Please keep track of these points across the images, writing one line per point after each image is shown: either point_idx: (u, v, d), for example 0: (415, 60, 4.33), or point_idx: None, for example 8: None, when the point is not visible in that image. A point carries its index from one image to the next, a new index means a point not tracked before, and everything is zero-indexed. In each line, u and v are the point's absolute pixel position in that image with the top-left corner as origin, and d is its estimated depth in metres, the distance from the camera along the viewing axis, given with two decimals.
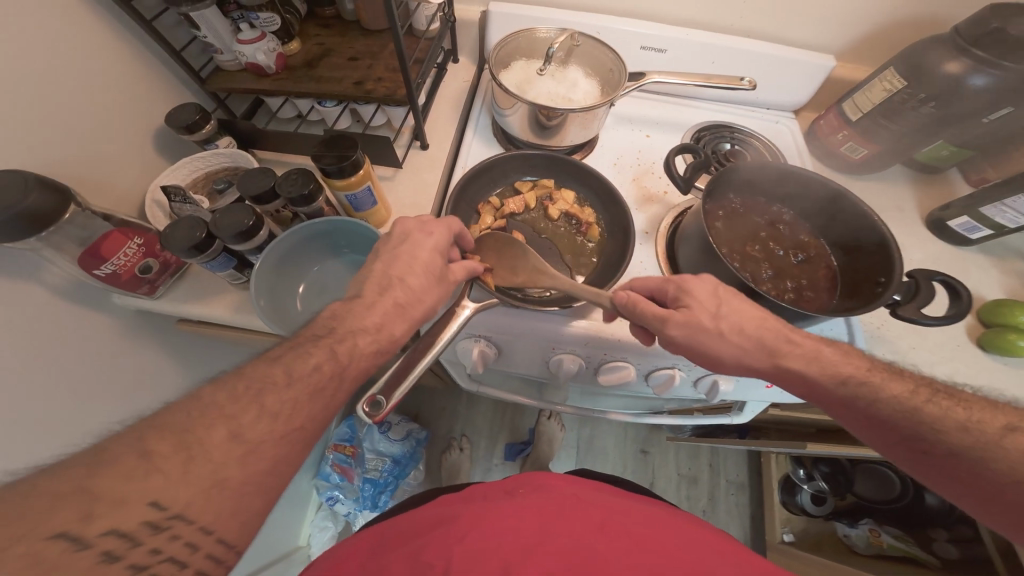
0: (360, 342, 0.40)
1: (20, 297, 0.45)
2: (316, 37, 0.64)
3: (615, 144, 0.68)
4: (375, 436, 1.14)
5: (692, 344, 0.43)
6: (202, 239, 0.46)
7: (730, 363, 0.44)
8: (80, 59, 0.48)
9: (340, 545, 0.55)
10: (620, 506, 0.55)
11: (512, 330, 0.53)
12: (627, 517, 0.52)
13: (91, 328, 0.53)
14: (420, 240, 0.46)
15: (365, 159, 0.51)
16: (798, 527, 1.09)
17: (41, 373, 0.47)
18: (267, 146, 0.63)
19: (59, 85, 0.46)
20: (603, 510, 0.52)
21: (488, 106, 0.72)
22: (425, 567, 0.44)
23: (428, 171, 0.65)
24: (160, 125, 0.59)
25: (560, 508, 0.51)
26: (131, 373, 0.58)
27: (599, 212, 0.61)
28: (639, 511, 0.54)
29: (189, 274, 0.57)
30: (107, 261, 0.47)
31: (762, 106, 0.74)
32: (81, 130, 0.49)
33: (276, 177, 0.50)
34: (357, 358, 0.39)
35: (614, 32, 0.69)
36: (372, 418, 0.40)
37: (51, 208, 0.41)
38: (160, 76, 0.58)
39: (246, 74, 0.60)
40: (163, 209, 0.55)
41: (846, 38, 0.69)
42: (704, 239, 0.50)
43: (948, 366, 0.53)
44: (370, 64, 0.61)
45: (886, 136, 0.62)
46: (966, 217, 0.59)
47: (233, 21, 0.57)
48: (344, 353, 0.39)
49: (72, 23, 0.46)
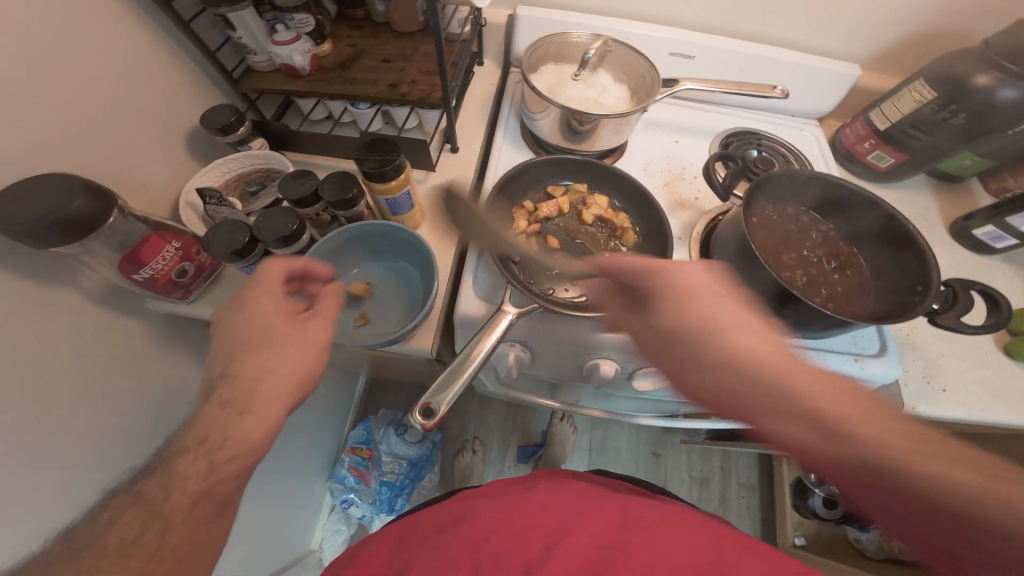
0: None
1: (59, 303, 0.44)
2: (348, 38, 0.63)
3: (645, 149, 0.68)
4: (392, 438, 1.16)
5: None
6: (245, 244, 0.46)
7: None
8: (116, 60, 0.47)
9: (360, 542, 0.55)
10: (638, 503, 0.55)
11: (549, 335, 0.53)
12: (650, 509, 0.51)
13: (126, 332, 0.52)
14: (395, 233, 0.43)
15: (406, 163, 0.51)
16: (809, 531, 1.09)
17: (80, 379, 0.46)
18: (299, 148, 0.62)
19: (96, 87, 0.45)
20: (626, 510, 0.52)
21: (517, 110, 0.72)
22: (450, 565, 0.44)
23: (459, 175, 0.65)
24: (193, 126, 0.58)
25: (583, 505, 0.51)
26: (163, 379, 0.58)
27: (632, 217, 0.62)
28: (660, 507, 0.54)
29: (223, 277, 0.56)
30: (145, 266, 0.46)
31: (788, 114, 0.75)
32: (117, 131, 0.48)
33: (316, 181, 0.50)
34: None
35: (643, 38, 0.69)
36: (423, 426, 0.40)
37: (95, 213, 0.40)
38: (193, 76, 0.57)
39: (279, 74, 0.59)
40: (196, 210, 0.54)
41: (871, 47, 0.70)
42: (744, 246, 0.50)
43: (977, 374, 0.53)
44: (403, 66, 0.60)
45: (914, 146, 0.63)
46: (990, 226, 0.60)
47: (268, 22, 0.56)
48: None
49: (111, 24, 0.46)
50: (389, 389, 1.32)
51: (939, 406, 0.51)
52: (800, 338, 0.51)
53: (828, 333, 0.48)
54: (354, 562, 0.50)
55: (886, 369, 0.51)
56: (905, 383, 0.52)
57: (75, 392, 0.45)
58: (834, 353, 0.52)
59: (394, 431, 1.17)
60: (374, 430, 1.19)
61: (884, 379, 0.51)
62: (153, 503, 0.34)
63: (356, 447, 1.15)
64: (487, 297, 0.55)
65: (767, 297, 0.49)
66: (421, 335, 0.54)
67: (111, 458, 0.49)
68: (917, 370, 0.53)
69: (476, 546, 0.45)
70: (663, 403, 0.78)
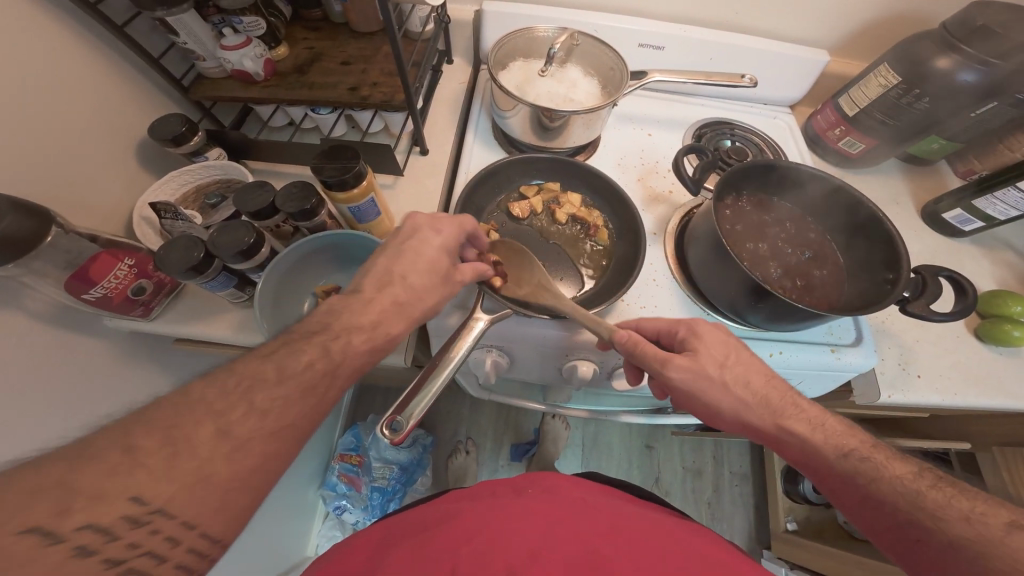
0: (371, 335, 0.39)
1: (4, 327, 0.42)
2: (304, 40, 0.61)
3: (618, 143, 0.67)
4: (381, 444, 1.12)
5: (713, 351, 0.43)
6: (200, 260, 0.44)
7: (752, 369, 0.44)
8: (50, 70, 0.44)
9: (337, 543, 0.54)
10: (625, 511, 0.54)
11: (525, 339, 0.52)
12: (634, 522, 0.50)
13: (84, 355, 0.50)
14: (431, 238, 0.44)
15: (368, 168, 0.49)
16: (801, 516, 1.11)
17: (34, 406, 0.44)
18: (259, 156, 0.60)
19: (29, 100, 0.42)
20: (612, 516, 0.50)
21: (487, 108, 0.70)
22: (430, 562, 0.43)
23: (429, 178, 0.63)
24: (142, 136, 0.55)
25: (569, 510, 0.50)
26: (127, 400, 0.56)
27: (607, 215, 0.61)
28: (646, 517, 0.53)
29: (185, 293, 0.55)
30: (96, 285, 0.44)
31: (760, 102, 0.74)
32: (58, 143, 0.45)
33: (274, 191, 0.48)
34: (346, 357, 0.37)
35: (611, 30, 0.68)
36: (391, 440, 0.38)
37: (28, 233, 0.38)
38: (140, 86, 0.54)
39: (233, 81, 0.56)
40: (153, 226, 0.52)
41: (839, 33, 0.70)
42: (716, 240, 0.49)
43: (951, 358, 0.54)
44: (364, 68, 0.58)
45: (884, 131, 0.63)
46: (959, 210, 0.60)
47: (215, 26, 0.54)
48: (351, 355, 0.37)
49: (42, 31, 0.43)
50: (378, 395, 1.31)
51: (915, 392, 0.52)
52: (775, 330, 0.51)
53: (802, 325, 0.48)
54: (333, 560, 0.49)
55: (861, 358, 0.51)
56: (881, 370, 0.53)
57: (29, 421, 0.43)
58: (810, 344, 0.52)
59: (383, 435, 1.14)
60: (363, 435, 1.17)
61: (861, 368, 0.51)
62: None
63: (345, 454, 1.13)
64: (461, 303, 0.53)
65: (740, 290, 0.49)
66: (395, 344, 0.53)
67: None
68: (892, 357, 0.53)
69: (457, 548, 0.44)
70: (649, 399, 0.76)
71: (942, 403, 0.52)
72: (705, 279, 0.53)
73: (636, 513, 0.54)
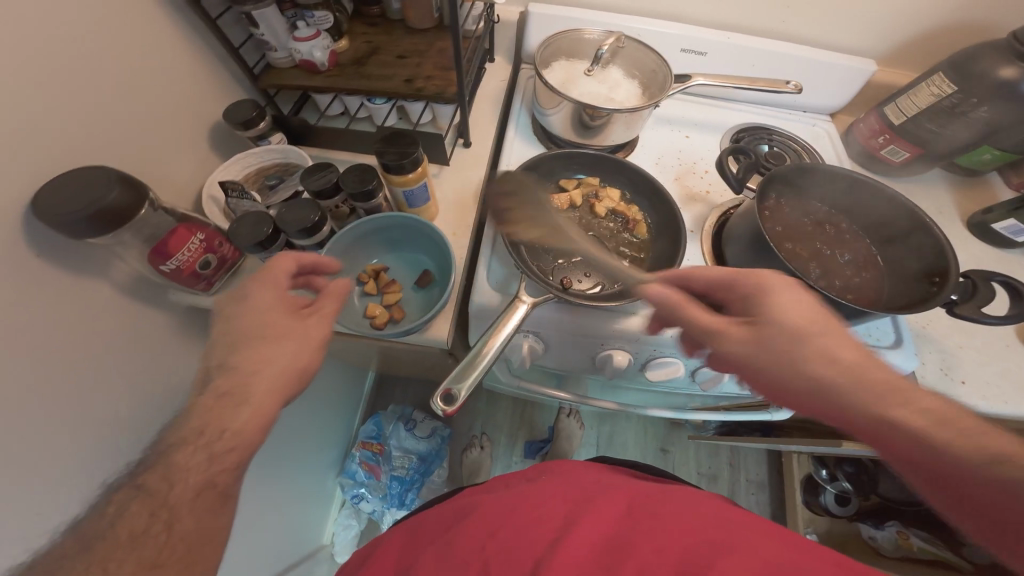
0: None
1: (90, 292, 0.45)
2: (363, 35, 0.64)
3: (656, 144, 0.69)
4: (401, 433, 1.18)
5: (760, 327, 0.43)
6: (268, 235, 0.47)
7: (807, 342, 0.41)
8: (145, 56, 0.48)
9: (378, 538, 0.58)
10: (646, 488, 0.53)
11: (563, 326, 0.54)
12: (651, 498, 0.50)
13: (152, 325, 0.53)
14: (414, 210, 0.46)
15: (423, 156, 0.52)
16: (822, 528, 1.09)
17: (109, 371, 0.47)
18: (317, 142, 0.63)
19: (126, 82, 0.46)
20: (631, 497, 0.50)
21: (527, 105, 0.73)
22: (459, 564, 0.44)
23: (472, 169, 0.66)
24: (214, 122, 0.59)
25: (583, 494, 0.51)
26: (183, 370, 0.59)
27: (645, 210, 0.62)
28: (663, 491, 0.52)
29: (242, 269, 0.58)
30: (172, 258, 0.47)
31: (798, 109, 0.75)
32: (144, 124, 0.49)
33: (336, 173, 0.51)
34: None
35: (654, 35, 0.70)
36: (444, 412, 0.41)
37: (131, 204, 0.41)
38: (215, 74, 0.58)
39: (298, 71, 0.60)
40: (218, 204, 0.56)
41: (885, 43, 0.70)
42: (757, 236, 0.50)
43: (998, 366, 0.53)
44: (419, 62, 0.61)
45: (931, 139, 0.63)
46: (1010, 220, 0.60)
47: (288, 19, 0.57)
48: None
49: (142, 19, 0.47)
50: (397, 386, 1.33)
51: (959, 398, 0.51)
52: None
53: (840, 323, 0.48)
54: (368, 564, 0.53)
55: (899, 362, 0.51)
56: (921, 374, 0.52)
57: (105, 385, 0.47)
58: None
59: (403, 425, 1.20)
60: (383, 425, 1.21)
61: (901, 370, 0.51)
62: (151, 496, 0.32)
63: (366, 442, 1.17)
64: (502, 287, 0.55)
65: None
66: (439, 326, 0.55)
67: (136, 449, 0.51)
68: (934, 362, 0.53)
69: (484, 544, 0.45)
70: (671, 396, 0.77)
71: (987, 410, 0.51)
72: None
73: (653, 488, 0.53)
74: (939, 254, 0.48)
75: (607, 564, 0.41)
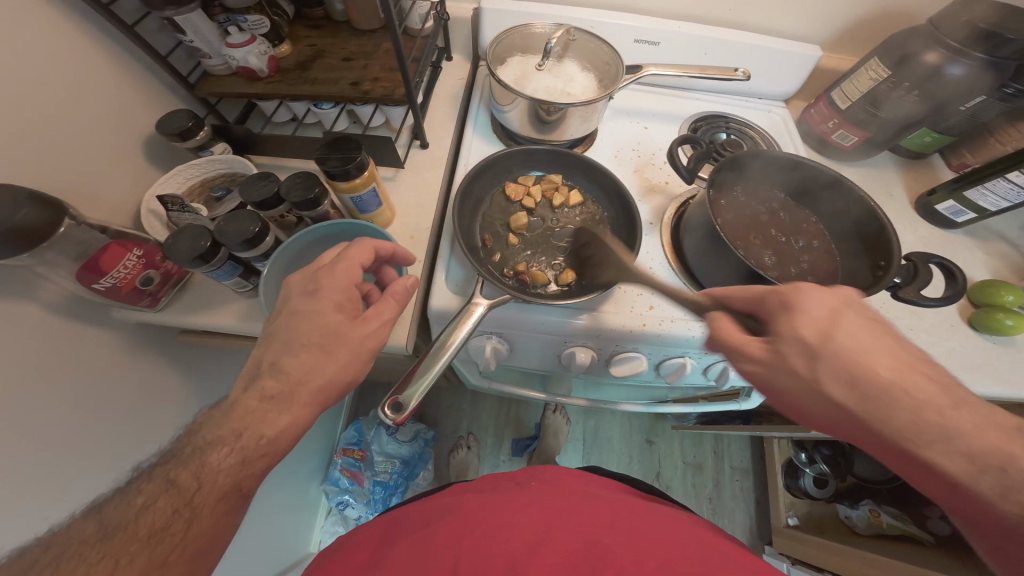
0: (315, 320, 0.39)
1: (19, 315, 0.44)
2: (307, 38, 0.62)
3: (614, 137, 0.68)
4: (383, 438, 1.15)
5: (812, 342, 0.37)
6: (207, 248, 0.45)
7: (869, 368, 0.35)
8: (59, 66, 0.45)
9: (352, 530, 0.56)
10: (631, 505, 0.53)
11: (525, 326, 0.53)
12: (636, 515, 0.50)
13: (93, 345, 0.51)
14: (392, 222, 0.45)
15: (370, 159, 0.50)
16: (802, 510, 1.11)
17: (43, 394, 0.45)
18: (264, 151, 0.62)
19: (38, 94, 0.43)
20: (613, 510, 0.50)
21: (485, 103, 0.72)
22: (431, 558, 0.43)
23: (428, 170, 0.64)
24: (149, 131, 0.57)
25: (569, 503, 0.50)
26: (134, 390, 0.57)
27: (605, 206, 0.62)
28: (649, 510, 0.53)
29: (191, 284, 0.56)
30: (106, 275, 0.45)
31: (755, 97, 0.76)
32: (67, 138, 0.47)
33: (278, 182, 0.50)
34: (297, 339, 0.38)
35: (607, 27, 0.69)
36: (392, 420, 0.39)
37: (42, 224, 0.39)
38: (146, 83, 0.56)
39: (238, 78, 0.58)
40: (160, 218, 0.54)
41: (833, 30, 0.71)
42: (710, 227, 0.50)
43: (946, 346, 0.55)
44: (365, 64, 0.59)
45: (875, 123, 0.63)
46: (951, 201, 0.61)
47: (220, 25, 0.55)
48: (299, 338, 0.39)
49: (51, 27, 0.44)
50: (380, 389, 1.32)
51: None
52: None
53: None
54: (338, 556, 0.50)
55: None
56: None
57: (36, 411, 0.44)
58: None
59: (386, 430, 1.16)
60: (365, 430, 1.18)
61: None
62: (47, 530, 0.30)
63: (348, 449, 1.14)
64: (461, 290, 0.54)
65: (736, 276, 0.49)
66: (396, 332, 0.54)
67: (78, 473, 0.49)
68: None
69: (462, 543, 0.44)
70: (648, 389, 0.77)
71: None
72: (701, 266, 0.53)
73: (640, 505, 0.54)
74: (889, 237, 0.49)
75: (584, 566, 0.41)
